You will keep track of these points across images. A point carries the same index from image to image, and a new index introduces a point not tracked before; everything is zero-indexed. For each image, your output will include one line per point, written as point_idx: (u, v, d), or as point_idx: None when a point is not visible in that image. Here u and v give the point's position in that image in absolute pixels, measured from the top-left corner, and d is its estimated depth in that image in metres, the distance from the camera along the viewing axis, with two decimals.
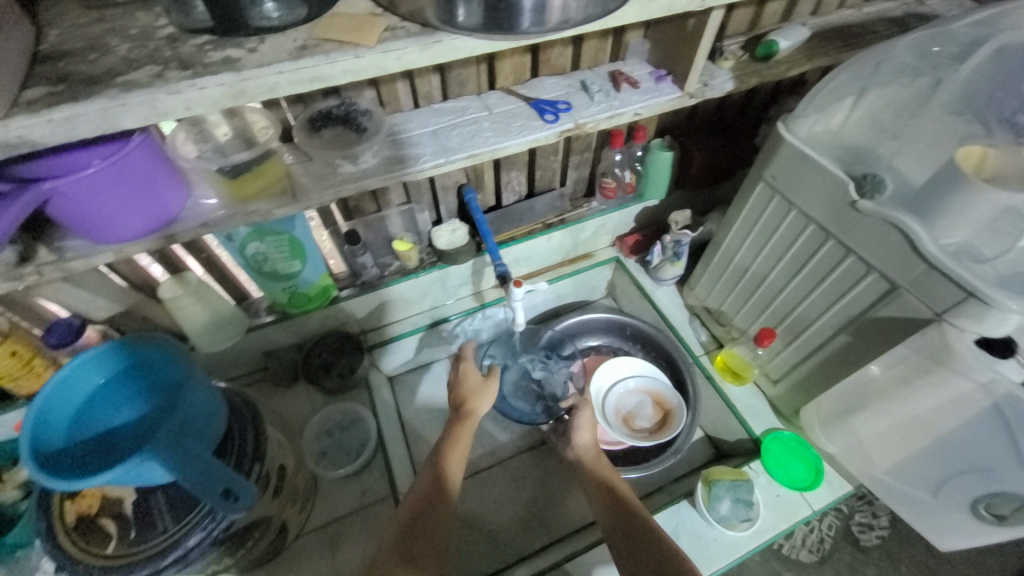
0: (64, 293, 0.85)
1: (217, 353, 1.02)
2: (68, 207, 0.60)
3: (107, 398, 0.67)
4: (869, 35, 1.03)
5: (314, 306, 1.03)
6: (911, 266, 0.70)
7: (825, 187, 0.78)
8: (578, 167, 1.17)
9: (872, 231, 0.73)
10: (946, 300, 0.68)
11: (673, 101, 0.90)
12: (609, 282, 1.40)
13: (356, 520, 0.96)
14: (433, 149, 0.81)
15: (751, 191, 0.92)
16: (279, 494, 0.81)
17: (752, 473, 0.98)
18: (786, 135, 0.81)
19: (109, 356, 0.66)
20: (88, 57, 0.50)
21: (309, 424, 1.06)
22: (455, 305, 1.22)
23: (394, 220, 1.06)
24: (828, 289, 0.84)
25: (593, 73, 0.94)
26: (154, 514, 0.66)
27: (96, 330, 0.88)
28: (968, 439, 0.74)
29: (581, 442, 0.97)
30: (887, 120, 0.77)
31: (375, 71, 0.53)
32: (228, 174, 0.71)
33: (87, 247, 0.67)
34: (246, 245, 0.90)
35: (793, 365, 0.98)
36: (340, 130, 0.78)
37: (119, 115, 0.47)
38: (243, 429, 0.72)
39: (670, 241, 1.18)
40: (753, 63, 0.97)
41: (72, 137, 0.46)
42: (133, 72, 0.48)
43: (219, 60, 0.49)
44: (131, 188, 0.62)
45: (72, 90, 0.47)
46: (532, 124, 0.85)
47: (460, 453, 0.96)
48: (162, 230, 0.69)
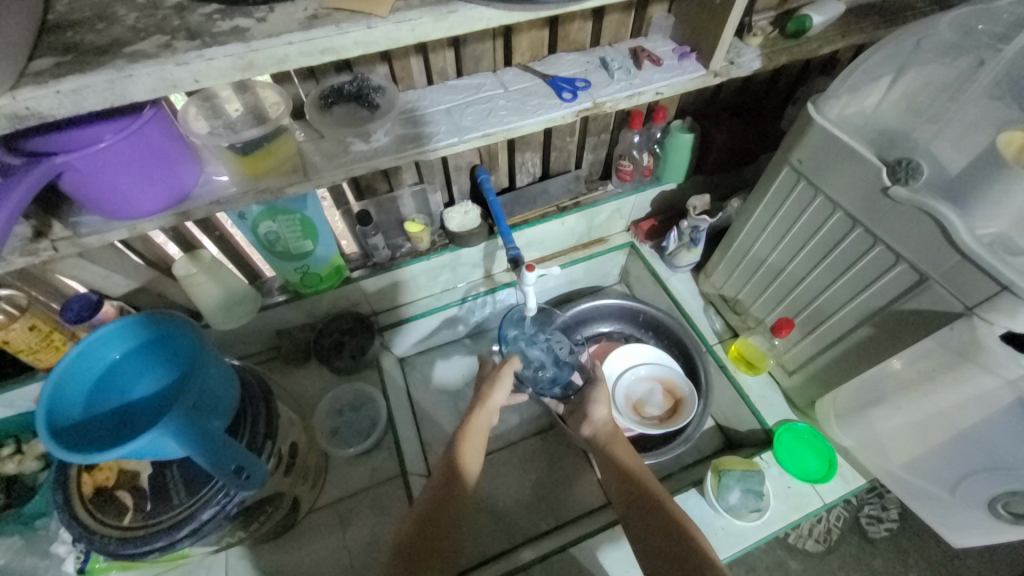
0: (80, 269, 0.85)
1: (231, 331, 1.02)
2: (82, 182, 0.60)
3: (122, 374, 0.68)
4: (909, 12, 0.97)
5: (326, 285, 1.03)
6: (944, 257, 0.67)
7: (856, 172, 0.75)
8: (594, 148, 1.14)
9: (904, 219, 0.70)
10: (978, 294, 0.65)
11: (696, 80, 0.86)
12: (623, 268, 1.38)
13: (366, 498, 0.98)
14: (447, 127, 0.79)
15: (776, 175, 0.89)
16: (290, 471, 0.82)
17: (764, 463, 0.97)
18: (815, 117, 0.78)
19: (126, 332, 0.67)
20: (96, 27, 0.49)
21: (321, 403, 1.07)
22: (467, 288, 1.22)
23: (407, 201, 1.05)
24: (851, 280, 0.82)
25: (614, 50, 0.91)
26: (170, 487, 0.67)
27: (114, 306, 0.88)
28: (991, 435, 0.71)
29: (598, 417, 0.97)
30: (925, 102, 0.72)
31: (388, 43, 0.51)
32: (239, 151, 0.69)
33: (101, 223, 0.67)
34: (259, 224, 0.89)
35: (810, 357, 0.96)
36: (352, 107, 0.75)
37: (127, 87, 0.46)
38: (255, 407, 0.73)
39: (687, 227, 1.15)
40: (783, 40, 0.92)
41: (80, 109, 0.46)
42: (141, 42, 0.47)
43: (228, 30, 0.48)
44: (143, 163, 0.62)
45: (80, 61, 0.46)
46: (549, 102, 0.82)
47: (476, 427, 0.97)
48: (175, 207, 0.69)
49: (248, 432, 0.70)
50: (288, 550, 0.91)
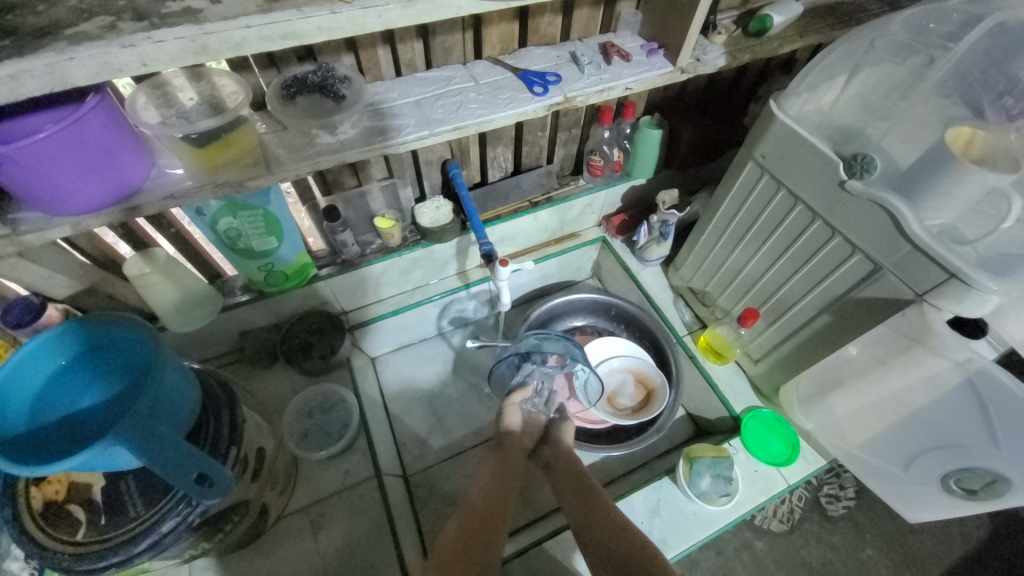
0: (20, 270, 0.79)
1: (191, 333, 0.97)
2: (18, 175, 0.55)
3: (70, 381, 0.63)
4: (861, 13, 1.02)
5: (292, 284, 1.00)
6: (896, 248, 0.71)
7: (815, 166, 0.78)
8: (565, 143, 1.14)
9: (859, 212, 0.74)
10: (927, 281, 0.69)
11: (665, 76, 0.88)
12: (595, 263, 1.39)
13: (340, 501, 0.95)
14: (416, 120, 0.77)
15: (740, 170, 0.91)
16: (257, 477, 0.79)
17: (732, 449, 1.01)
18: (777, 113, 0.81)
19: (72, 336, 0.63)
20: (35, 7, 0.45)
21: (290, 405, 1.03)
22: (439, 284, 1.20)
23: (376, 196, 1.02)
24: (810, 270, 0.85)
25: (584, 45, 0.91)
26: (125, 499, 0.63)
27: (58, 309, 0.83)
28: (940, 414, 0.76)
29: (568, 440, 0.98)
30: (877, 100, 0.76)
31: (354, 30, 0.49)
32: (194, 142, 0.65)
33: (41, 220, 0.62)
34: (218, 221, 0.85)
35: (774, 346, 1.00)
36: (317, 98, 0.72)
37: (67, 70, 0.42)
38: (217, 412, 0.70)
39: (657, 221, 1.17)
40: (747, 38, 0.95)
41: (17, 96, 0.41)
42: (83, 23, 0.44)
43: (180, 12, 0.45)
44: (89, 155, 0.58)
45: (15, 43, 0.42)
46: (520, 96, 0.81)
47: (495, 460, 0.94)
48: (124, 202, 0.65)
49: (209, 438, 0.67)
50: (259, 559, 0.88)
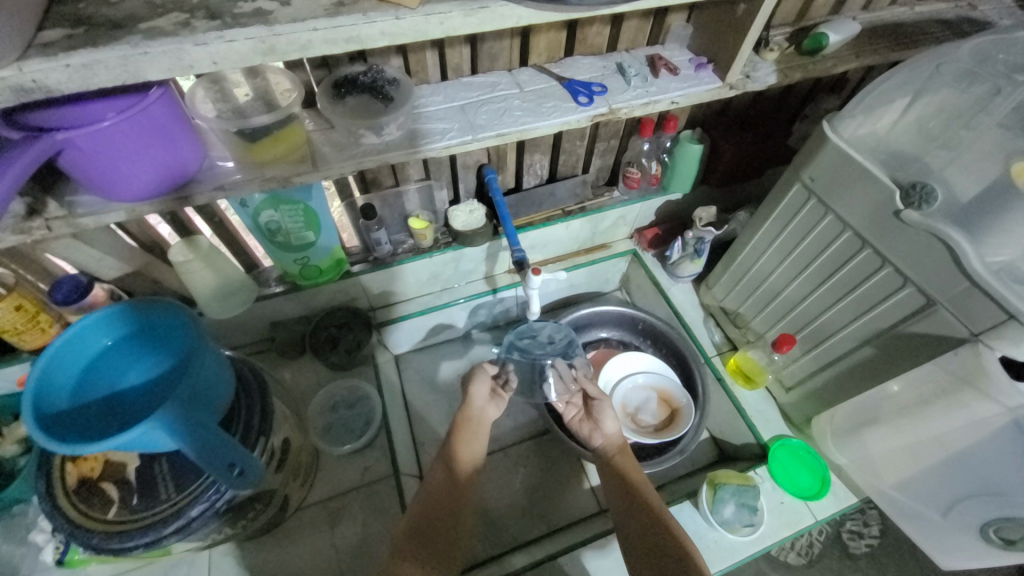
0: (72, 250, 0.82)
1: (225, 320, 1.00)
2: (82, 160, 0.57)
3: (113, 362, 0.65)
4: (921, 36, 0.98)
5: (326, 278, 1.01)
6: (953, 283, 0.67)
7: (868, 192, 0.75)
8: (603, 154, 1.13)
9: (912, 243, 0.70)
10: (985, 320, 0.65)
11: (712, 92, 0.86)
12: (624, 275, 1.37)
13: (357, 497, 0.96)
14: (460, 125, 0.78)
15: (785, 191, 0.89)
16: (283, 468, 0.80)
17: (758, 478, 0.97)
18: (831, 135, 0.78)
19: (117, 319, 0.65)
20: (110, 0, 0.46)
21: (314, 398, 1.05)
22: (466, 287, 1.20)
23: (412, 196, 1.03)
24: (855, 300, 0.82)
25: (631, 56, 0.90)
26: (158, 481, 0.65)
27: (103, 289, 0.86)
28: (981, 456, 0.72)
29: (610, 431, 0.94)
30: (937, 128, 0.73)
31: (416, 37, 0.50)
32: (247, 137, 0.67)
33: (98, 203, 0.65)
34: (260, 212, 0.87)
35: (808, 374, 0.97)
36: (365, 98, 0.73)
37: (141, 65, 0.43)
38: (249, 400, 0.71)
39: (692, 237, 1.15)
40: (799, 56, 0.93)
41: (90, 86, 0.43)
42: (157, 18, 0.45)
43: (250, 12, 0.46)
44: (147, 144, 0.60)
45: (93, 35, 0.43)
46: (565, 106, 0.81)
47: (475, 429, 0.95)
48: (175, 191, 0.67)
49: (242, 426, 0.68)
50: (276, 549, 0.89)
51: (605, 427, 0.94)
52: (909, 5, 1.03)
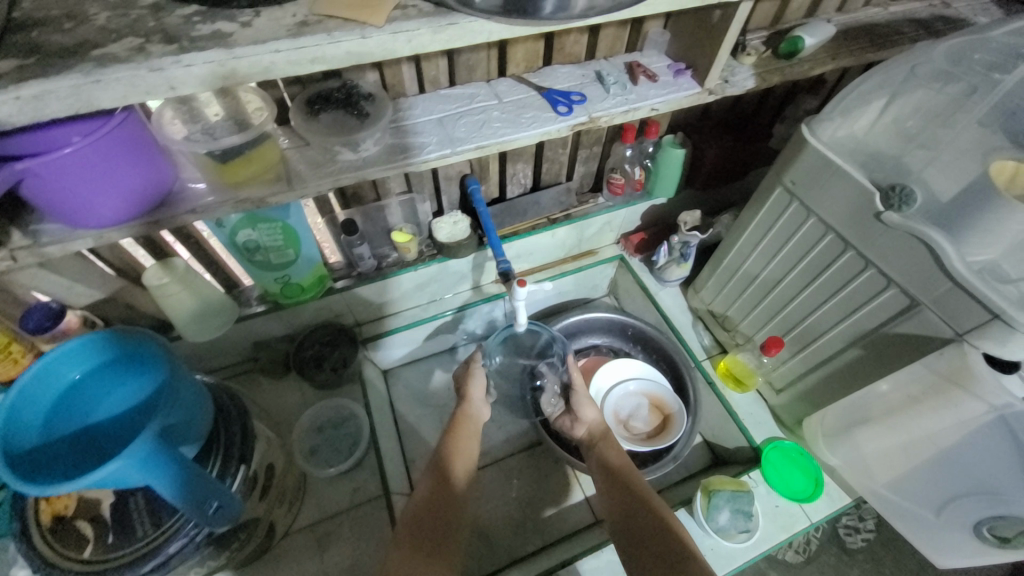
0: (40, 279, 0.79)
1: (205, 343, 0.97)
2: (44, 188, 0.55)
3: (83, 395, 0.62)
4: (895, 36, 0.98)
5: (308, 296, 0.99)
6: (935, 284, 0.68)
7: (848, 195, 0.75)
8: (586, 161, 1.12)
9: (895, 244, 0.71)
10: (969, 320, 0.66)
11: (691, 97, 0.86)
12: (612, 281, 1.37)
13: (346, 520, 0.94)
14: (439, 138, 0.76)
15: (768, 194, 0.89)
16: (266, 495, 0.78)
17: (752, 482, 0.97)
18: (808, 138, 0.78)
19: (88, 349, 0.62)
20: (63, 26, 0.44)
21: (300, 420, 1.03)
22: (453, 299, 1.19)
23: (394, 210, 1.02)
24: (840, 301, 0.82)
25: (609, 64, 0.90)
26: (134, 517, 0.62)
27: (76, 315, 0.83)
28: (966, 455, 0.73)
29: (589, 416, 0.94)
30: (915, 128, 0.74)
31: (384, 55, 0.48)
32: (218, 158, 0.65)
33: (63, 232, 0.62)
34: (237, 232, 0.86)
35: (798, 376, 0.97)
36: (339, 114, 0.72)
37: (94, 93, 0.41)
38: (229, 428, 0.69)
39: (678, 242, 1.15)
40: (776, 60, 0.93)
41: (41, 116, 0.41)
42: (111, 44, 0.43)
43: (209, 35, 0.44)
44: (115, 169, 0.58)
45: (44, 64, 0.41)
46: (544, 116, 0.80)
47: (472, 432, 0.95)
48: (147, 215, 0.65)
49: (221, 456, 0.66)
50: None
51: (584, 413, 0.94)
52: (881, 6, 1.04)
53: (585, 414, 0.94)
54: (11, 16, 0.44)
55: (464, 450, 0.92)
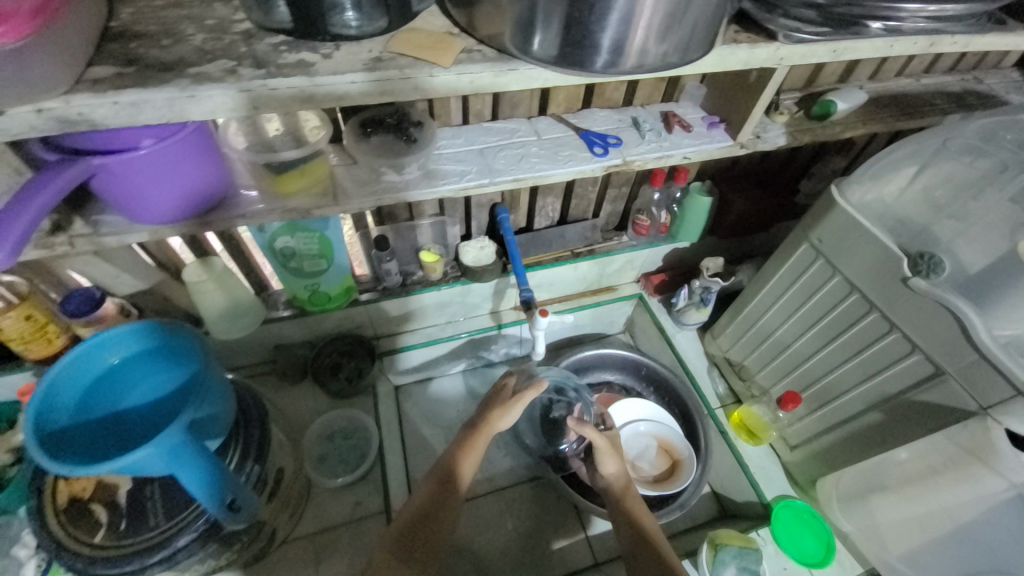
0: (90, 265, 0.84)
1: (230, 341, 1.00)
2: (113, 181, 0.59)
3: (115, 382, 0.66)
4: (927, 107, 1.01)
5: (334, 305, 1.02)
6: (961, 354, 0.68)
7: (874, 258, 0.76)
8: (614, 200, 1.15)
9: (920, 310, 0.71)
10: (994, 395, 0.65)
11: (723, 149, 0.88)
12: (628, 319, 1.37)
13: (345, 534, 0.94)
14: (478, 168, 0.80)
15: (793, 249, 0.90)
16: (273, 498, 0.80)
17: (759, 540, 0.94)
18: (837, 199, 0.80)
19: (130, 338, 0.65)
20: (161, 42, 0.48)
21: (312, 426, 1.04)
22: (471, 321, 1.20)
23: (425, 230, 1.05)
24: (861, 362, 0.82)
25: (646, 112, 0.93)
26: (147, 507, 0.68)
27: (114, 303, 0.86)
28: (988, 534, 0.72)
29: (610, 471, 0.88)
30: (942, 198, 0.75)
31: (446, 93, 0.51)
32: (274, 169, 0.70)
33: (122, 224, 0.66)
34: (276, 238, 0.90)
35: (814, 434, 0.95)
36: (389, 137, 0.77)
37: (186, 106, 0.45)
38: (249, 428, 0.71)
39: (698, 287, 1.16)
40: (808, 120, 0.96)
41: (134, 121, 0.45)
42: (206, 64, 0.46)
43: (293, 63, 0.47)
44: (179, 170, 0.62)
45: (142, 75, 0.45)
46: (580, 155, 0.84)
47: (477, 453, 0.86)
48: (199, 216, 0.68)
49: (237, 454, 0.68)
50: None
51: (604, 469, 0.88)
52: (914, 77, 1.07)
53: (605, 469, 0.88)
54: (111, 26, 0.48)
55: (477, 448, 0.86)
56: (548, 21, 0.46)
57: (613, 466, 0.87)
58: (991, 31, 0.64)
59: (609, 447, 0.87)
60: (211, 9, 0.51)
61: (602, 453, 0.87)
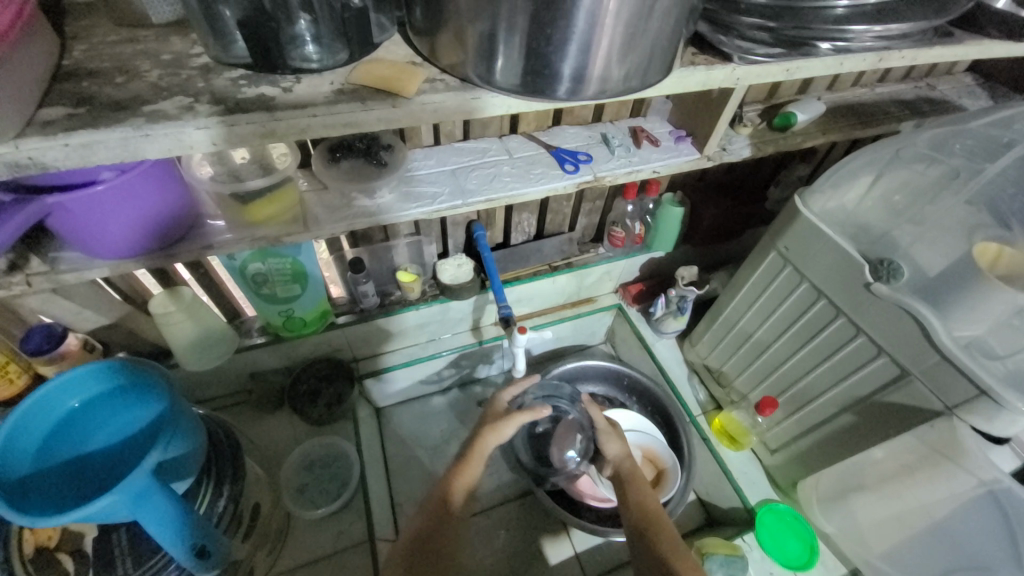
0: (49, 302, 0.81)
1: (202, 371, 0.97)
2: (68, 220, 0.57)
3: (78, 424, 0.63)
4: (883, 115, 1.05)
5: (310, 330, 1.00)
6: (924, 356, 0.70)
7: (839, 265, 0.78)
8: (588, 213, 1.16)
9: (884, 314, 0.74)
10: (957, 395, 0.68)
11: (691, 162, 0.90)
12: (609, 329, 1.38)
13: (327, 566, 0.92)
14: (450, 189, 0.80)
15: (762, 257, 0.92)
16: (249, 534, 0.79)
17: (745, 546, 0.96)
18: (801, 209, 0.82)
19: (94, 378, 0.63)
20: (115, 79, 0.47)
21: (291, 455, 1.02)
22: (451, 339, 1.19)
23: (401, 251, 1.04)
24: (833, 366, 0.84)
25: (615, 127, 0.95)
26: (115, 555, 0.66)
27: (78, 338, 0.83)
28: (962, 528, 0.74)
29: (614, 453, 0.90)
30: (902, 204, 0.78)
31: (411, 122, 0.51)
32: (241, 199, 0.69)
33: (81, 260, 0.64)
34: (247, 265, 0.87)
35: (792, 438, 0.97)
36: (359, 162, 0.78)
37: (142, 145, 0.44)
38: (221, 464, 0.70)
39: (675, 296, 1.17)
40: (771, 131, 0.99)
41: (87, 162, 0.43)
42: (162, 101, 0.46)
43: (254, 99, 0.47)
44: (140, 205, 0.60)
45: (95, 115, 0.44)
46: (552, 173, 0.85)
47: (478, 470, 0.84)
48: (164, 248, 0.67)
49: (210, 493, 0.66)
50: None
51: (606, 450, 0.91)
52: (869, 87, 1.12)
53: (609, 450, 0.91)
54: (61, 64, 0.46)
55: (472, 466, 0.84)
56: (507, 50, 0.47)
57: (615, 446, 0.91)
58: (935, 46, 0.67)
59: (610, 427, 0.93)
60: (168, 44, 0.50)
61: (603, 433, 0.93)
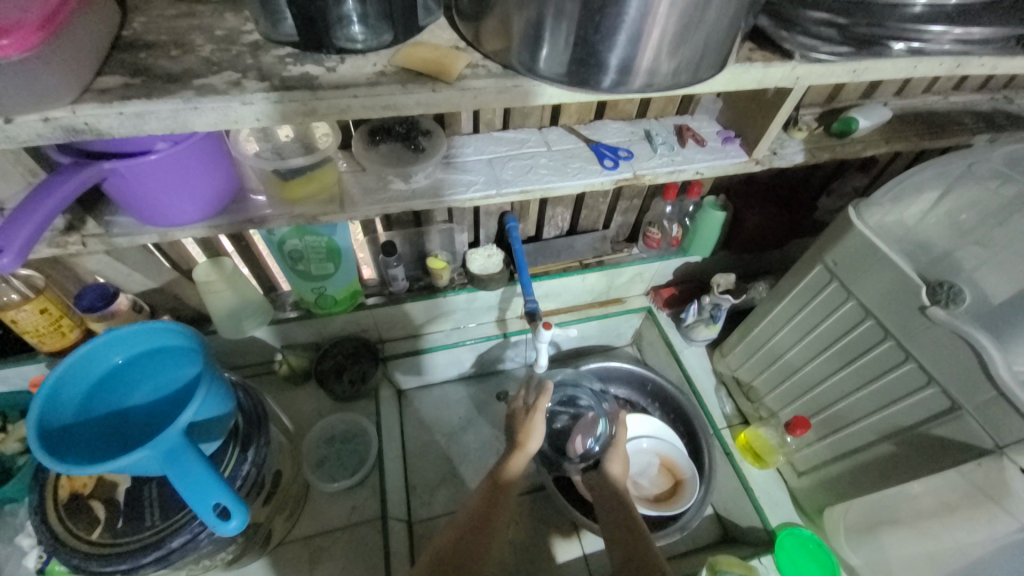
0: (103, 263, 0.86)
1: (237, 340, 1.02)
2: (122, 184, 0.59)
3: (118, 381, 0.66)
4: (954, 126, 0.97)
5: (340, 309, 1.02)
6: (979, 390, 0.65)
7: (891, 285, 0.73)
8: (624, 212, 1.13)
9: (938, 342, 0.68)
10: (1012, 433, 0.63)
11: (737, 165, 0.86)
12: (636, 332, 1.35)
13: (341, 537, 0.95)
14: (486, 179, 0.80)
15: (806, 270, 0.87)
16: (270, 501, 0.82)
17: (761, 568, 0.92)
18: (855, 221, 0.77)
19: (136, 337, 0.66)
20: (170, 52, 0.48)
21: (314, 428, 1.06)
22: (476, 329, 1.19)
23: (433, 237, 1.04)
24: (877, 390, 0.79)
25: (659, 125, 0.92)
26: (145, 508, 0.70)
27: (127, 298, 0.88)
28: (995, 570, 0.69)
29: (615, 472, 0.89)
30: (969, 222, 0.72)
31: (450, 108, 0.51)
32: (283, 175, 0.70)
33: (132, 225, 0.67)
34: (285, 241, 0.90)
35: (822, 461, 0.93)
36: (398, 146, 0.78)
37: (189, 117, 0.46)
38: (249, 430, 0.73)
39: (708, 303, 1.14)
40: (828, 137, 0.93)
41: (139, 131, 0.45)
42: (212, 75, 0.47)
43: (298, 77, 0.47)
44: (188, 176, 0.62)
45: (148, 85, 0.45)
46: (590, 168, 0.82)
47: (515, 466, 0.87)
48: (208, 219, 0.69)
49: (235, 458, 0.69)
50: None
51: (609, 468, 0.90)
52: (942, 95, 1.03)
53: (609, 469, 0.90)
54: (122, 35, 0.48)
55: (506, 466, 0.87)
56: (553, 38, 0.45)
57: (620, 467, 0.90)
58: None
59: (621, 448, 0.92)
60: (221, 20, 0.52)
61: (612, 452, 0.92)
